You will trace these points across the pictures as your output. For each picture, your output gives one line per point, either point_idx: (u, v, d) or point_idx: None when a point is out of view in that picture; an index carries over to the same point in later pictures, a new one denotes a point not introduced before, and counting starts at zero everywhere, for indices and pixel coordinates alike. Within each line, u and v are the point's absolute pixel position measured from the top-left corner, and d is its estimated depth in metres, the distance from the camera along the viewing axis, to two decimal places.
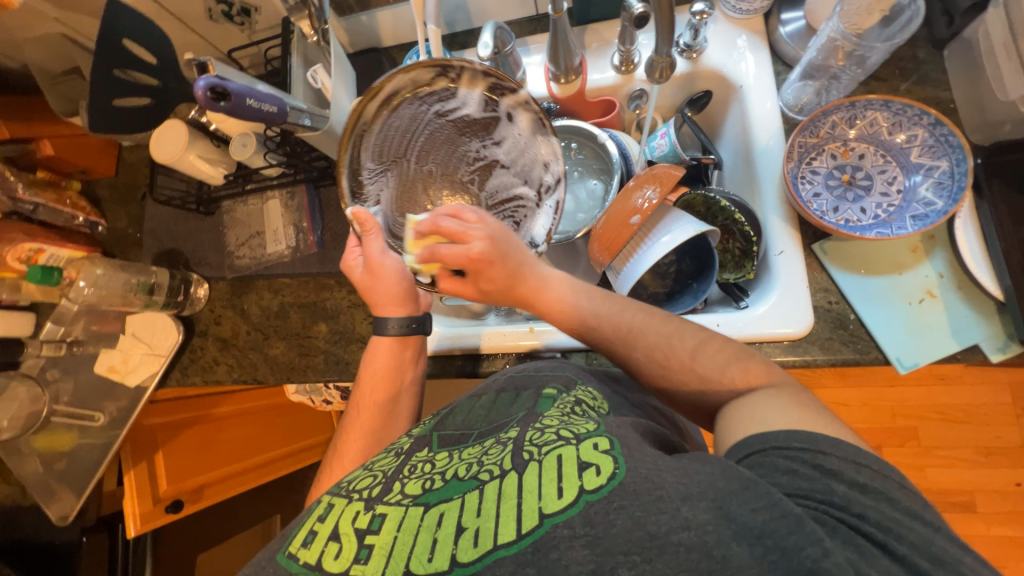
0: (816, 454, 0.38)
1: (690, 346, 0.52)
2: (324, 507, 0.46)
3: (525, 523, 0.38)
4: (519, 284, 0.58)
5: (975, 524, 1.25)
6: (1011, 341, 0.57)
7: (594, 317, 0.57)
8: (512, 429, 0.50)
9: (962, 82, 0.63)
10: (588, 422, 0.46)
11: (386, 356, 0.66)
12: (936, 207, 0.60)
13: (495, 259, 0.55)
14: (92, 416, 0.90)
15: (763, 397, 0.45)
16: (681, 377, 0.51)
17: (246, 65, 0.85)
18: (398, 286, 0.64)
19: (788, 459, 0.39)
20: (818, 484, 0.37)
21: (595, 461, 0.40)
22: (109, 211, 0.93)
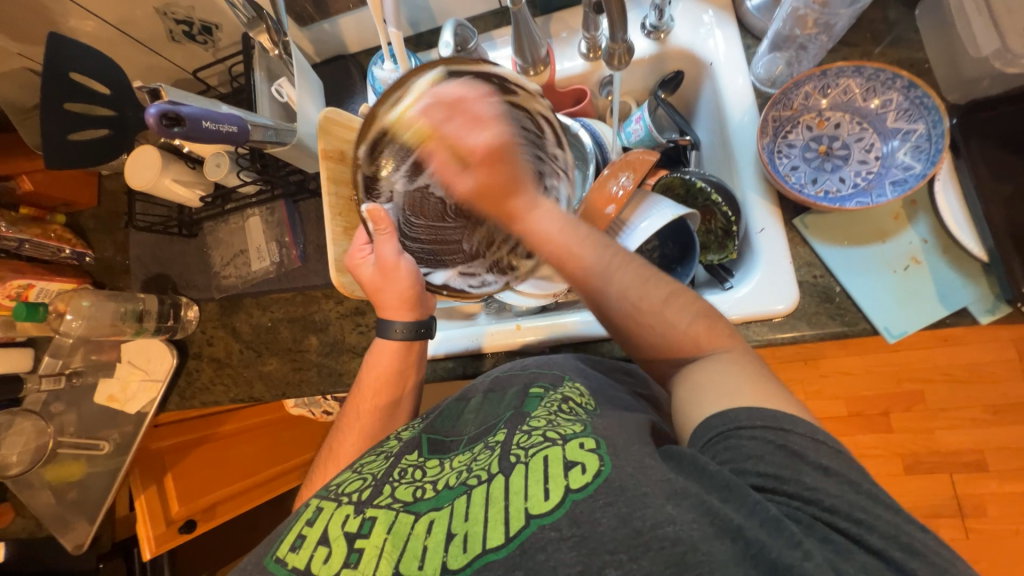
0: (780, 432, 0.39)
1: (663, 294, 0.51)
2: (313, 511, 0.46)
3: (513, 526, 0.38)
4: (515, 195, 0.57)
5: (987, 483, 1.24)
6: (1000, 301, 0.56)
7: (579, 250, 0.54)
8: (500, 432, 0.49)
9: (936, 41, 0.62)
10: (575, 423, 0.45)
11: (388, 361, 0.65)
12: (915, 170, 0.59)
13: (501, 159, 0.58)
14: (97, 444, 0.91)
15: (716, 366, 0.45)
16: (647, 325, 0.50)
17: (214, 83, 0.85)
18: (411, 290, 0.62)
19: (750, 441, 0.38)
20: (784, 470, 0.37)
21: (580, 459, 0.40)
22: (94, 241, 0.93)
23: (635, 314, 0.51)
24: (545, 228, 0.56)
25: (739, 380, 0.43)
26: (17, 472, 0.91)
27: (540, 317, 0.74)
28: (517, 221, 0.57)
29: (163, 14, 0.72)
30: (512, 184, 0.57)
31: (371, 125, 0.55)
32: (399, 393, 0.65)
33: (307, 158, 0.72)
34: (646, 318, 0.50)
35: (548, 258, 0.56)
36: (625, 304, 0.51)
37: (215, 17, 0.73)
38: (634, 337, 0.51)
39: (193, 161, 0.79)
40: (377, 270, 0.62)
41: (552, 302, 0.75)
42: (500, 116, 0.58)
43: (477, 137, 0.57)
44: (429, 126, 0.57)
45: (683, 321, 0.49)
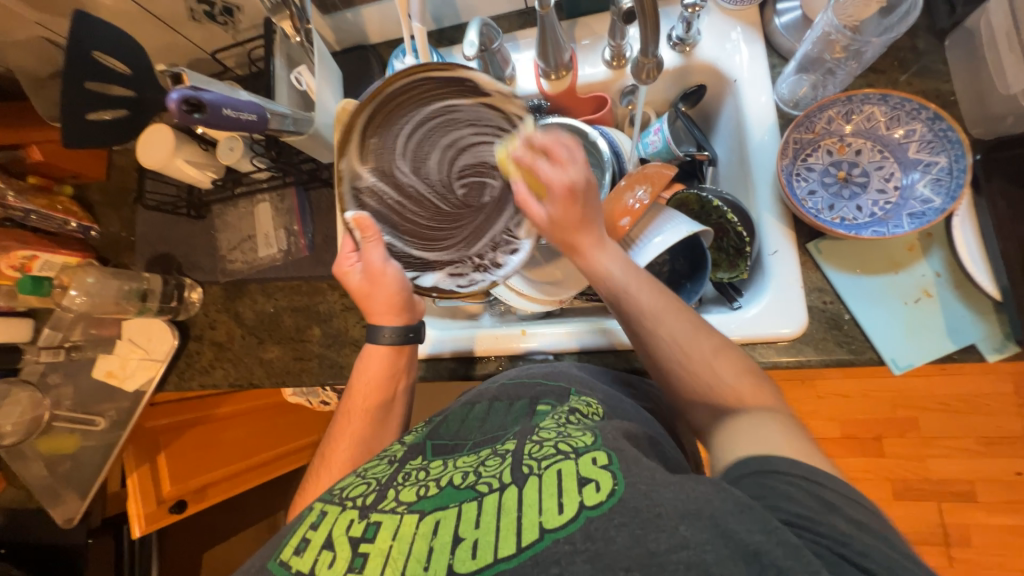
0: (814, 484, 0.39)
1: (711, 347, 0.52)
2: (318, 515, 0.46)
3: (525, 537, 0.38)
4: (583, 233, 0.56)
5: (974, 514, 1.25)
6: (1009, 340, 0.56)
7: (634, 293, 0.55)
8: (509, 440, 0.49)
9: (963, 73, 0.61)
10: (586, 434, 0.45)
11: (379, 365, 0.64)
12: (934, 204, 0.59)
13: (573, 202, 0.55)
14: (93, 420, 0.91)
15: (759, 417, 0.46)
16: (693, 372, 0.51)
17: (232, 65, 0.84)
18: (398, 295, 0.62)
19: (788, 484, 0.39)
20: (818, 514, 0.37)
21: (594, 476, 0.40)
22: (101, 216, 0.93)
23: (681, 362, 0.52)
24: (609, 277, 0.56)
25: (782, 434, 0.44)
26: (11, 442, 0.90)
27: (544, 323, 0.74)
28: (583, 264, 0.58)
29: None
30: (580, 224, 0.56)
31: (352, 132, 0.57)
32: (391, 396, 0.65)
33: (322, 148, 0.71)
34: (685, 366, 0.52)
35: (603, 295, 0.58)
36: (673, 352, 0.53)
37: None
38: (679, 385, 0.53)
39: (205, 143, 0.78)
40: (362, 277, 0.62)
41: (556, 308, 0.75)
42: (571, 176, 0.54)
43: (559, 177, 0.54)
44: (525, 169, 0.57)
45: (729, 375, 0.51)
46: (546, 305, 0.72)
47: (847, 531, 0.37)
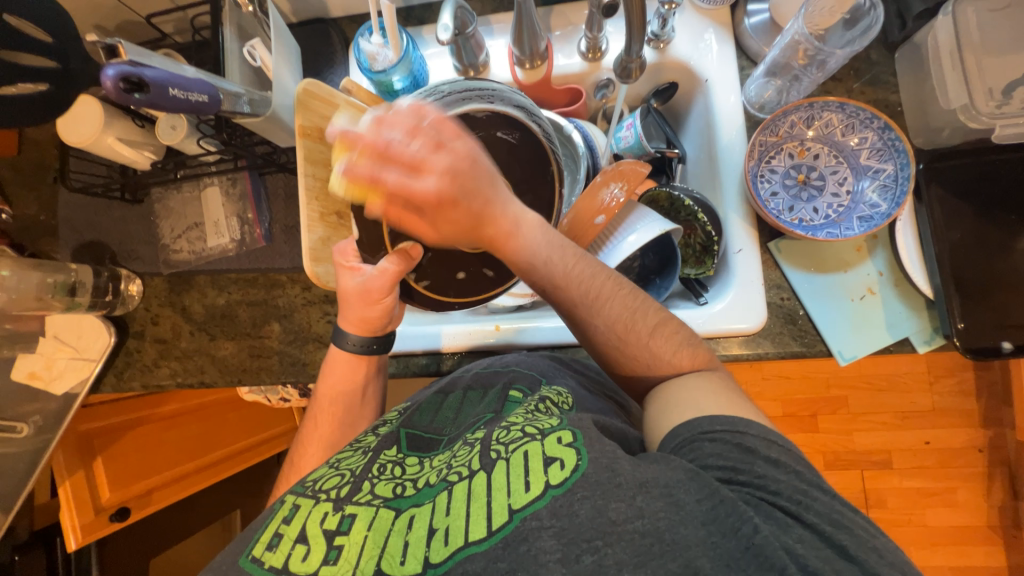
0: (738, 434, 0.43)
1: (650, 325, 0.52)
2: (290, 508, 0.45)
3: (495, 520, 0.39)
4: (494, 215, 0.48)
5: (890, 479, 1.40)
6: (937, 333, 0.62)
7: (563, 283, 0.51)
8: (479, 429, 0.50)
9: (909, 85, 0.66)
10: (551, 417, 0.47)
11: (342, 372, 0.62)
12: (880, 209, 0.63)
13: (467, 176, 0.46)
14: (14, 427, 0.82)
15: (688, 392, 0.48)
16: (633, 353, 0.52)
17: (170, 32, 0.75)
18: (376, 317, 0.58)
19: (714, 443, 0.42)
20: (741, 464, 0.41)
21: (559, 454, 0.41)
22: (14, 197, 0.81)
23: (615, 342, 0.52)
24: (541, 260, 0.51)
25: (709, 394, 0.47)
26: None
27: (517, 318, 0.73)
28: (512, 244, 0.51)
29: None
30: (482, 207, 0.47)
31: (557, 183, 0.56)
32: (350, 399, 0.62)
33: (281, 132, 0.66)
34: (624, 351, 0.52)
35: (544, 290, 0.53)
36: (612, 332, 0.52)
37: None
38: (620, 365, 0.53)
39: (142, 119, 0.69)
40: (355, 294, 0.55)
41: (529, 300, 0.75)
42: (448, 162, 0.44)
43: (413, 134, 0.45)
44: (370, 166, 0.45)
45: (668, 351, 0.51)
46: (520, 298, 0.73)
47: (765, 473, 0.40)
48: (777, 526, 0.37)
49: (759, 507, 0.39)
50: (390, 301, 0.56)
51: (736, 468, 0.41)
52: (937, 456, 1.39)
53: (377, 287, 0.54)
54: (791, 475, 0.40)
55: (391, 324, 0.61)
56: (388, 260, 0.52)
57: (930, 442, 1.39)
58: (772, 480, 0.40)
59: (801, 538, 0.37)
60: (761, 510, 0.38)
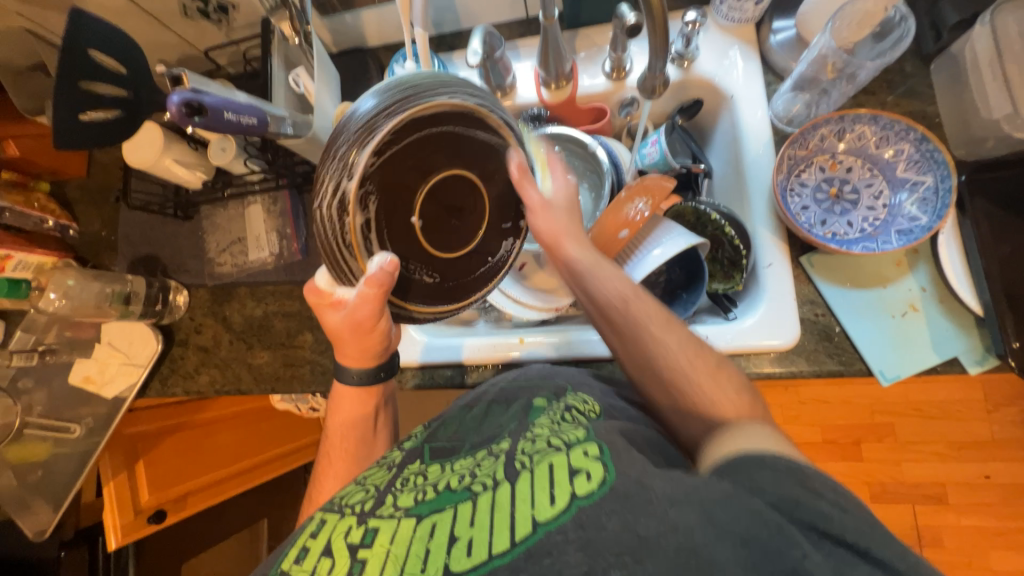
0: (799, 471, 0.39)
1: (714, 364, 0.53)
2: (317, 524, 0.47)
3: (518, 532, 0.38)
4: (569, 243, 0.57)
5: (946, 516, 1.30)
6: (989, 353, 0.58)
7: (635, 305, 0.56)
8: (504, 441, 0.51)
9: (947, 96, 0.64)
10: (577, 429, 0.47)
11: (348, 406, 0.62)
12: (920, 222, 0.61)
13: (564, 202, 0.58)
14: (68, 427, 0.87)
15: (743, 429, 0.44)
16: (691, 384, 0.52)
17: (224, 64, 0.82)
18: (375, 347, 0.58)
19: (771, 471, 0.39)
20: (803, 498, 0.37)
21: (585, 466, 0.41)
22: (81, 214, 0.89)
23: (676, 373, 0.53)
24: (612, 283, 0.57)
25: (764, 433, 0.43)
26: None
27: (541, 331, 0.74)
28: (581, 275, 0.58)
29: None
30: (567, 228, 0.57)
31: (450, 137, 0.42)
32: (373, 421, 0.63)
33: (320, 152, 0.70)
34: (683, 380, 0.52)
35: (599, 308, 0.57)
36: (672, 363, 0.53)
37: None
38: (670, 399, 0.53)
39: (196, 143, 0.75)
40: (346, 327, 0.54)
41: (552, 316, 0.76)
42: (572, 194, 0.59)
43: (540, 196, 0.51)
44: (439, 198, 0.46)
45: (730, 390, 0.51)
46: (544, 313, 0.74)
47: (831, 515, 0.37)
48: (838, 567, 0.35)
49: (811, 538, 0.36)
50: (383, 327, 0.56)
51: (794, 502, 0.37)
52: (999, 492, 1.28)
53: (363, 316, 0.51)
54: (861, 523, 0.36)
55: (392, 351, 0.61)
56: (362, 283, 0.43)
57: (991, 476, 1.28)
58: (835, 522, 0.36)
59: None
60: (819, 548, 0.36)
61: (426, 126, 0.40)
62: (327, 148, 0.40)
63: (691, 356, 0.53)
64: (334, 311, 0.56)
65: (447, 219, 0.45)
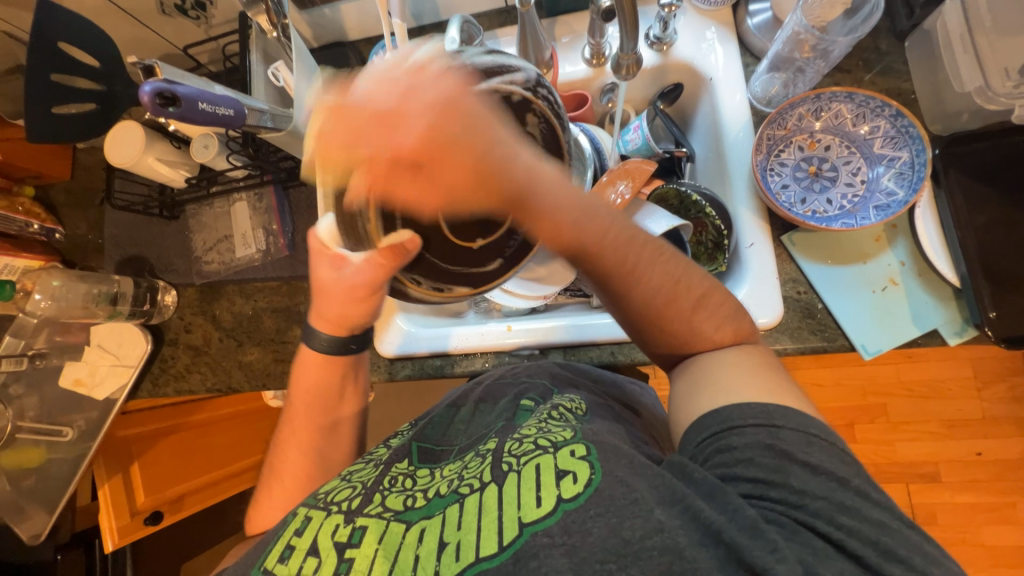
0: (771, 427, 0.41)
1: (699, 293, 0.49)
2: (302, 521, 0.46)
3: (506, 535, 0.39)
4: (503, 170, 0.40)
5: (939, 493, 1.31)
6: (968, 324, 0.59)
7: (605, 244, 0.45)
8: (491, 441, 0.51)
9: (922, 72, 0.65)
10: (565, 430, 0.47)
11: (314, 374, 0.62)
12: (897, 196, 0.62)
13: (454, 120, 0.40)
14: (60, 431, 0.87)
15: (716, 364, 0.47)
16: (676, 325, 0.49)
17: (205, 61, 0.81)
18: (351, 319, 0.60)
19: (744, 436, 0.41)
20: (775, 475, 0.39)
21: (571, 468, 0.41)
22: (66, 217, 0.89)
23: (658, 312, 0.49)
24: (580, 230, 0.43)
25: (740, 375, 0.45)
26: None
27: (530, 319, 0.74)
28: (538, 219, 0.42)
29: None
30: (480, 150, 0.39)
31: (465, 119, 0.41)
32: (341, 389, 0.63)
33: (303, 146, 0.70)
34: (670, 320, 0.49)
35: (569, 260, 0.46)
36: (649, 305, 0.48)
37: None
38: (655, 337, 0.50)
39: (180, 142, 0.76)
40: (339, 288, 0.57)
41: (541, 304, 0.76)
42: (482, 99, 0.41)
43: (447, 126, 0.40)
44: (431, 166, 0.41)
45: (711, 327, 0.49)
46: (533, 301, 0.74)
47: (802, 488, 0.38)
48: (813, 555, 0.35)
49: (794, 533, 0.36)
50: (374, 302, 0.58)
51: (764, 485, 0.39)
52: (990, 468, 1.29)
53: (362, 283, 0.55)
54: (831, 486, 0.38)
55: (368, 327, 0.63)
56: (378, 247, 0.46)
57: (982, 452, 1.29)
58: (810, 500, 0.37)
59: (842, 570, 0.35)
60: (794, 538, 0.36)
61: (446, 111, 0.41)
62: (342, 143, 0.41)
63: (668, 288, 0.48)
64: (331, 267, 0.57)
65: (459, 201, 0.43)
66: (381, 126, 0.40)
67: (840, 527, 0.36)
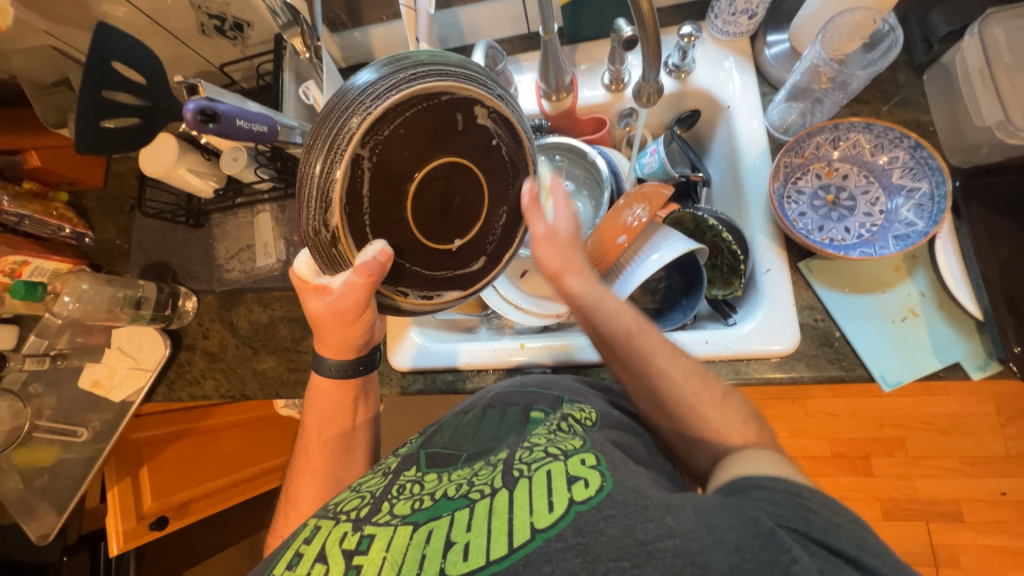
0: (800, 498, 0.39)
1: (720, 394, 0.53)
2: (311, 529, 0.46)
3: (516, 538, 0.38)
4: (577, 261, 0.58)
5: (962, 534, 1.26)
6: (991, 358, 0.58)
7: (641, 333, 0.56)
8: (502, 450, 0.50)
9: (941, 105, 0.65)
10: (574, 439, 0.47)
11: (327, 401, 0.62)
12: (917, 227, 0.62)
13: (567, 237, 0.58)
14: (75, 431, 0.88)
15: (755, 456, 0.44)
16: (694, 412, 0.52)
17: (238, 79, 0.85)
18: (355, 340, 0.58)
19: (771, 494, 0.39)
20: (802, 516, 0.37)
21: (583, 474, 0.41)
22: (96, 223, 0.92)
23: (677, 402, 0.53)
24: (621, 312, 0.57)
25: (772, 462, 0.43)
26: None
27: (541, 337, 0.74)
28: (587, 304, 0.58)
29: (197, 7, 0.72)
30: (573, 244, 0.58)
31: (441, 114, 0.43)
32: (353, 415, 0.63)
33: None
34: (682, 406, 0.52)
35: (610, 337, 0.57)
36: (681, 397, 0.53)
37: (249, 15, 0.74)
38: (677, 421, 0.53)
39: (210, 153, 0.78)
40: (328, 315, 0.54)
41: (554, 322, 0.76)
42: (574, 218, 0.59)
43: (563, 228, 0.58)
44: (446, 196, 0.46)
45: (735, 420, 0.51)
46: (546, 319, 0.74)
47: (824, 522, 0.37)
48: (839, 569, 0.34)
49: (805, 544, 0.36)
50: (366, 321, 0.55)
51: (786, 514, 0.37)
52: (1016, 510, 1.24)
53: (348, 305, 0.51)
54: (849, 528, 0.37)
55: (373, 345, 0.61)
56: (353, 272, 0.45)
57: (1006, 493, 1.25)
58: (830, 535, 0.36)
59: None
60: (819, 554, 0.35)
61: (422, 103, 0.42)
62: (318, 130, 0.42)
63: (699, 383, 0.53)
64: (319, 297, 0.54)
65: (433, 206, 0.45)
66: (360, 117, 0.40)
67: (856, 551, 0.36)
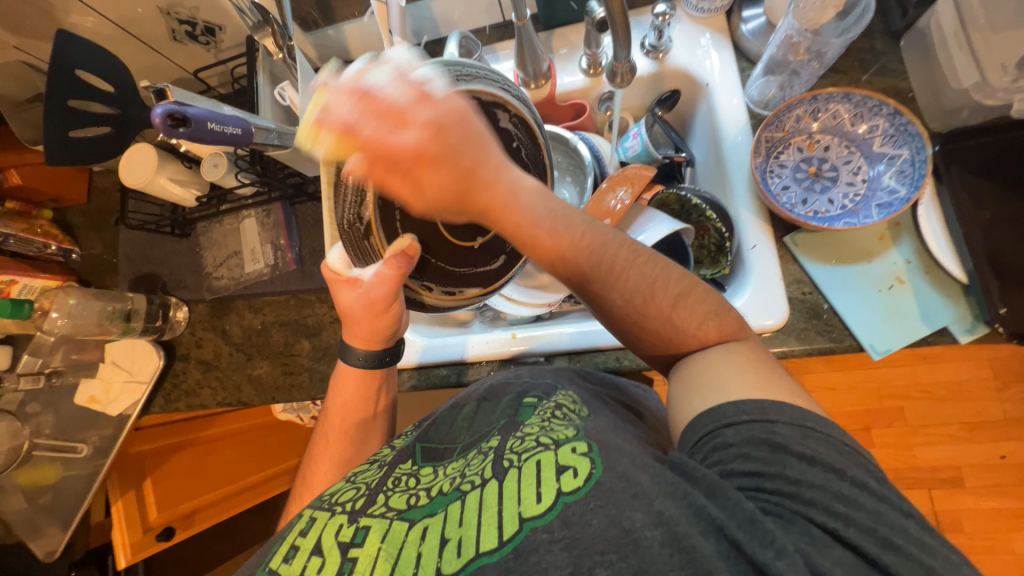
0: (765, 423, 0.40)
1: (673, 295, 0.47)
2: (306, 522, 0.46)
3: (506, 530, 0.39)
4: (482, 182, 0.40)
5: (963, 499, 1.27)
6: (978, 322, 0.58)
7: (574, 253, 0.43)
8: (493, 438, 0.50)
9: (919, 70, 0.65)
10: (568, 428, 0.46)
11: (352, 390, 0.62)
12: (899, 194, 0.62)
13: (451, 130, 0.38)
14: (76, 447, 0.89)
15: (714, 358, 0.46)
16: (654, 328, 0.47)
17: (214, 84, 0.84)
18: (383, 331, 0.58)
19: (737, 442, 0.40)
20: (771, 467, 0.38)
21: (572, 463, 0.41)
22: (82, 238, 0.91)
23: (640, 326, 0.48)
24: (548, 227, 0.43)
25: (736, 373, 0.44)
26: None
27: (534, 327, 0.75)
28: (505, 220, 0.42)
29: (166, 14, 0.71)
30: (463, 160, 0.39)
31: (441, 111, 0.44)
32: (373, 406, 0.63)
33: (308, 160, 0.72)
34: (650, 328, 0.48)
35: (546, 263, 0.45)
36: (633, 313, 0.47)
37: (220, 18, 0.73)
38: (648, 344, 0.49)
39: (189, 161, 0.78)
40: (361, 306, 0.53)
41: (545, 311, 0.76)
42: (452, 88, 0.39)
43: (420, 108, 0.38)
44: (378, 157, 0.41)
45: (693, 324, 0.47)
46: (536, 308, 0.74)
47: (798, 479, 0.37)
48: (810, 543, 0.35)
49: (790, 522, 0.36)
50: (396, 313, 0.55)
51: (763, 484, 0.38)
52: (1016, 472, 1.25)
53: (380, 296, 0.51)
54: (833, 486, 0.37)
55: (399, 335, 0.61)
56: (386, 264, 0.48)
57: (1006, 456, 1.25)
58: (805, 490, 0.37)
59: (845, 559, 0.34)
60: (807, 522, 0.35)
61: None
62: (336, 142, 0.45)
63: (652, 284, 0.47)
64: (349, 289, 0.54)
65: None
66: (356, 121, 0.42)
67: (846, 513, 0.36)
